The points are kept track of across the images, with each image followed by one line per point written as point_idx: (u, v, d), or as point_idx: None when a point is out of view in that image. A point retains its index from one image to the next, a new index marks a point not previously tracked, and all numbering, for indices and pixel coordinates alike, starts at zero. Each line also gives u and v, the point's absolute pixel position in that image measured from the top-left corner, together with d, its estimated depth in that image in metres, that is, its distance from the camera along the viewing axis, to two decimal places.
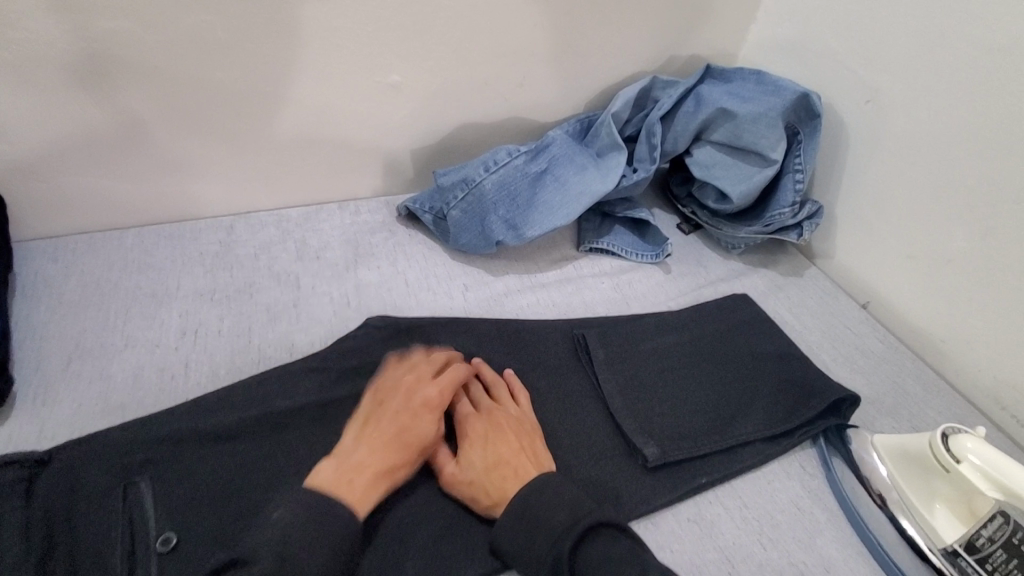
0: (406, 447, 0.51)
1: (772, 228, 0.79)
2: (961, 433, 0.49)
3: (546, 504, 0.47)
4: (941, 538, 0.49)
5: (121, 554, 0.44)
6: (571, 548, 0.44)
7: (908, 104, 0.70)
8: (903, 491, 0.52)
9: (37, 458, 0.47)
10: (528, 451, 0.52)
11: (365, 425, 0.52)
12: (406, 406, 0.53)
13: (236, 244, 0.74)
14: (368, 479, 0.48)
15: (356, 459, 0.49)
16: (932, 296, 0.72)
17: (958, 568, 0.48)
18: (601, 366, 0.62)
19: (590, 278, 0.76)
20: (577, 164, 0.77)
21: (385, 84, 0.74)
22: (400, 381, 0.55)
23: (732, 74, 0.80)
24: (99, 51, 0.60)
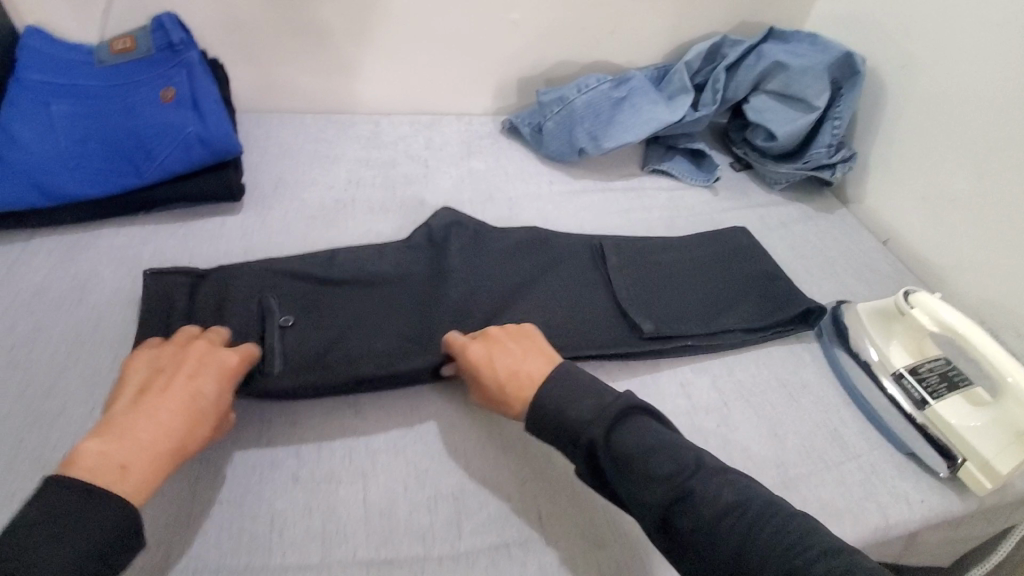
0: (192, 420, 0.48)
1: (809, 166, 0.94)
2: (920, 290, 0.65)
3: (577, 396, 0.53)
4: (891, 365, 0.66)
5: (257, 328, 0.60)
6: (605, 437, 0.51)
7: (938, 67, 0.84)
8: (870, 336, 0.68)
9: (200, 272, 0.63)
10: (536, 352, 0.58)
11: (142, 389, 0.49)
12: (183, 376, 0.50)
13: (382, 133, 0.97)
14: (150, 451, 0.45)
15: (127, 439, 0.45)
16: (938, 230, 0.87)
17: (900, 387, 0.65)
18: (628, 253, 0.76)
19: (650, 189, 0.95)
20: (651, 98, 0.95)
21: (507, 20, 0.95)
22: (170, 357, 0.52)
23: (790, 36, 0.96)
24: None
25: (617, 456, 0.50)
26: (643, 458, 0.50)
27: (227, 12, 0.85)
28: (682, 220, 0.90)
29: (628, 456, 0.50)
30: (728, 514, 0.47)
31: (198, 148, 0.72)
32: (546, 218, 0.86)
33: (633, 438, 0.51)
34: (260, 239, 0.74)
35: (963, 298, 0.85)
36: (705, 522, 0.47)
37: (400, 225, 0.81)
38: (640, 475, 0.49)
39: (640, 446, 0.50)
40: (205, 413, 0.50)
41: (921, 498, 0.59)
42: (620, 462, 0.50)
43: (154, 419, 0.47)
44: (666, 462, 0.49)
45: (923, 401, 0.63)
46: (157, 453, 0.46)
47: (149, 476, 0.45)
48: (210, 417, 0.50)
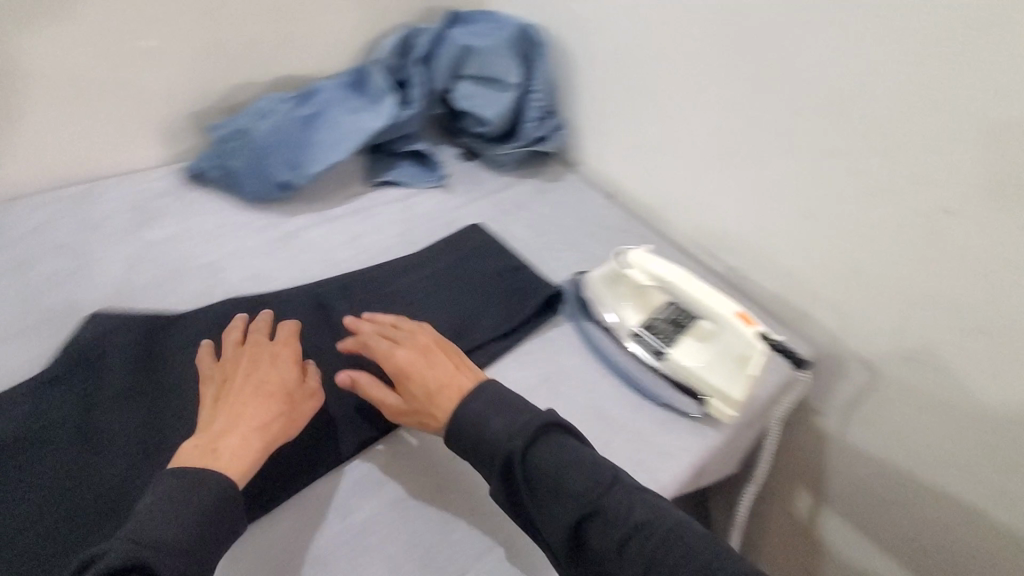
0: (284, 397, 0.55)
1: (527, 142, 0.95)
2: (633, 249, 0.68)
3: (495, 417, 0.53)
4: (627, 325, 0.69)
5: None
6: (523, 451, 0.50)
7: (602, 26, 0.89)
8: (607, 303, 0.70)
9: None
10: (447, 386, 0.57)
11: (253, 379, 0.56)
12: (246, 375, 0.56)
13: (5, 227, 0.73)
14: (240, 438, 0.51)
15: (219, 427, 0.52)
16: (646, 175, 0.94)
17: (641, 343, 0.68)
18: (356, 295, 0.71)
19: (379, 206, 0.87)
20: (348, 107, 0.86)
21: (140, 49, 0.77)
22: (254, 350, 0.59)
23: (470, 16, 0.94)
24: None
25: (534, 471, 0.50)
26: (559, 476, 0.49)
27: None
28: (418, 230, 0.84)
29: (542, 476, 0.49)
30: (633, 536, 0.46)
31: None
32: (258, 275, 0.73)
33: (549, 455, 0.50)
34: None
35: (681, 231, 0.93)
36: (609, 539, 0.47)
37: (50, 348, 0.61)
38: (554, 493, 0.48)
39: (559, 463, 0.50)
40: (287, 397, 0.56)
41: (684, 446, 0.62)
42: (535, 476, 0.50)
43: (241, 402, 0.54)
44: (577, 478, 0.49)
45: (661, 352, 0.66)
46: (253, 435, 0.52)
47: (253, 457, 0.51)
48: (296, 393, 0.57)
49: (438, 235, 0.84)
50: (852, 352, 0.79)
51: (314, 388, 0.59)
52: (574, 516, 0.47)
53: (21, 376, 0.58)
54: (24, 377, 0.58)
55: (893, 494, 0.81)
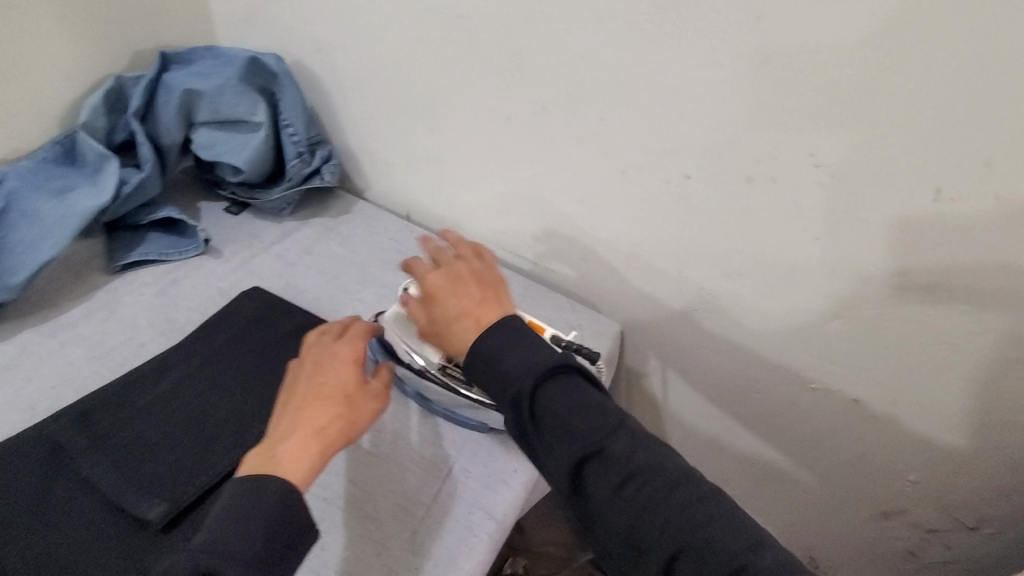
0: (343, 397, 0.52)
1: (297, 181, 0.86)
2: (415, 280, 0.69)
3: (514, 352, 0.49)
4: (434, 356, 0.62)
5: None
6: (531, 394, 0.47)
7: (342, 45, 0.83)
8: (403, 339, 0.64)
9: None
10: (467, 315, 0.53)
11: (317, 381, 0.53)
12: (317, 374, 0.54)
13: None
14: (295, 446, 0.49)
15: (279, 437, 0.49)
16: (435, 189, 0.90)
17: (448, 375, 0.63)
18: (101, 420, 0.58)
19: (128, 295, 0.73)
20: (51, 190, 0.72)
21: None
22: (317, 350, 0.56)
23: (191, 55, 0.82)
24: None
25: (540, 414, 0.47)
26: (568, 417, 0.46)
27: None
28: (184, 312, 0.72)
29: (551, 414, 0.46)
30: (642, 479, 0.45)
31: None
32: None
33: (562, 396, 0.47)
34: None
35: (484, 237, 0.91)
36: (611, 480, 0.45)
37: None
38: (565, 431, 0.46)
39: (564, 404, 0.47)
40: (346, 398, 0.53)
41: (513, 468, 0.64)
42: (542, 419, 0.47)
43: (301, 409, 0.51)
44: (586, 419, 0.46)
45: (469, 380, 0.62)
46: (309, 440, 0.49)
47: (310, 464, 0.49)
48: (354, 390, 0.53)
49: (210, 311, 0.73)
50: (659, 317, 0.83)
51: (376, 392, 0.55)
52: (580, 455, 0.45)
53: None
54: None
55: (720, 427, 0.89)
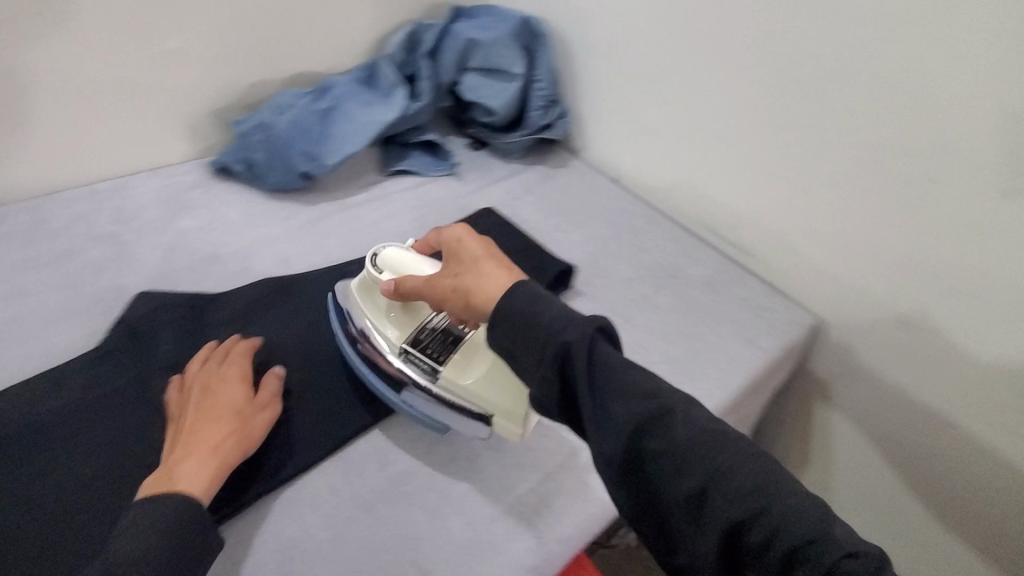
0: (238, 416, 0.54)
1: (533, 130, 0.99)
2: (387, 247, 0.62)
3: (541, 313, 0.47)
4: (394, 344, 0.61)
5: None
6: (580, 357, 0.44)
7: (600, 17, 0.92)
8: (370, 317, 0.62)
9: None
10: (496, 257, 0.53)
11: (206, 404, 0.54)
12: (201, 401, 0.54)
13: (47, 220, 0.78)
14: (192, 462, 0.50)
15: (175, 454, 0.51)
16: (649, 158, 0.97)
17: (409, 363, 0.60)
18: None
19: (394, 193, 0.91)
20: (362, 101, 0.90)
21: (163, 50, 0.81)
22: (205, 372, 0.57)
23: (475, 11, 0.98)
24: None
25: (599, 375, 0.45)
26: (628, 375, 0.45)
27: None
28: (434, 215, 0.88)
29: (610, 378, 0.44)
30: (704, 448, 0.42)
31: None
32: (284, 260, 0.78)
33: (612, 358, 0.45)
34: None
35: (686, 211, 0.96)
36: (669, 448, 0.42)
37: (95, 326, 0.65)
38: (621, 394, 0.44)
39: (626, 369, 0.45)
40: (236, 415, 0.54)
41: None
42: (601, 378, 0.44)
43: (192, 430, 0.52)
44: (639, 384, 0.44)
45: (434, 371, 0.59)
46: (204, 456, 0.51)
47: (210, 477, 0.50)
48: (245, 409, 0.55)
49: (452, 219, 0.88)
50: (853, 322, 0.82)
51: (264, 405, 0.57)
52: (632, 421, 0.43)
53: (74, 350, 0.62)
54: (71, 353, 0.62)
55: None
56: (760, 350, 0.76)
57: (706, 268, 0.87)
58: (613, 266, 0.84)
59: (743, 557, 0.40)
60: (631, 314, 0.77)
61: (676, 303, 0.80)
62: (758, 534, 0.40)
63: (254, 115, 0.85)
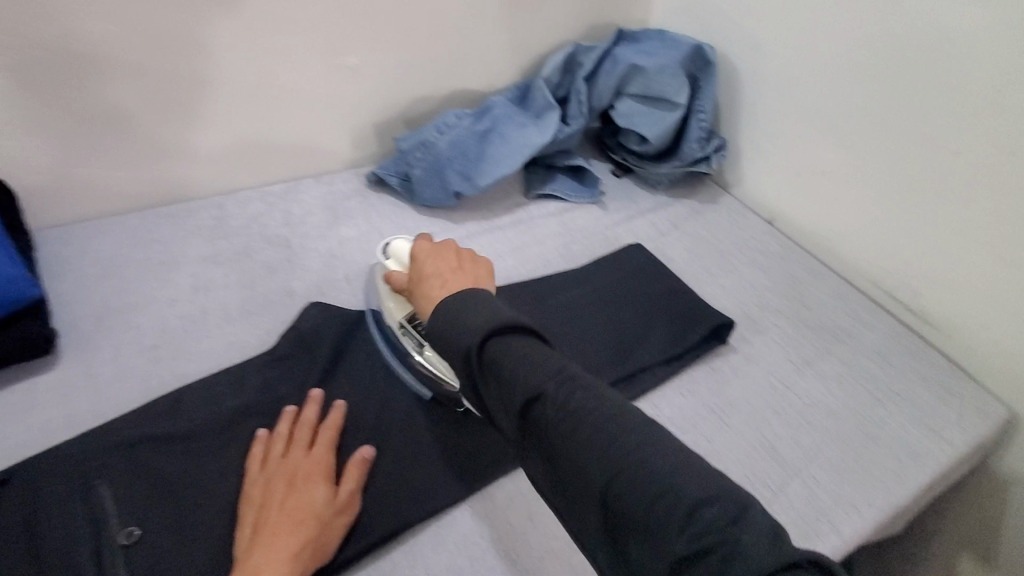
0: (319, 517, 0.49)
1: (686, 162, 0.94)
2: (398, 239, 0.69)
3: (473, 309, 0.48)
4: (394, 317, 0.64)
5: (86, 545, 0.47)
6: (482, 349, 0.45)
7: (782, 48, 0.85)
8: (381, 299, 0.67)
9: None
10: (437, 276, 0.56)
11: (289, 503, 0.49)
12: (286, 496, 0.50)
13: (228, 217, 0.85)
14: (270, 570, 0.45)
15: (255, 555, 0.46)
16: (816, 203, 0.89)
17: (405, 335, 0.63)
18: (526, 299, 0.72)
19: (539, 218, 0.90)
20: (518, 123, 0.90)
21: (343, 66, 0.86)
22: (291, 458, 0.52)
23: (639, 35, 0.95)
24: (84, 50, 0.69)
25: (492, 368, 0.45)
26: (512, 370, 0.44)
27: None
28: (578, 246, 0.85)
29: (499, 369, 0.45)
30: (590, 415, 0.42)
31: None
32: None
33: (513, 347, 0.45)
34: (85, 397, 0.60)
35: (854, 265, 0.87)
36: (557, 423, 0.42)
37: (267, 328, 0.69)
38: (511, 385, 0.43)
39: (514, 359, 0.45)
40: (317, 518, 0.49)
41: (869, 502, 0.60)
42: (495, 372, 0.45)
43: (273, 530, 0.47)
44: (522, 370, 0.43)
45: (421, 345, 0.62)
46: (283, 563, 0.45)
47: None
48: (325, 509, 0.50)
49: (597, 251, 0.85)
50: None
51: (348, 500, 0.52)
52: (524, 402, 0.43)
53: (251, 349, 0.66)
54: (245, 352, 0.66)
55: None
56: (947, 444, 0.66)
57: (879, 336, 0.77)
58: (771, 323, 0.77)
59: (626, 518, 0.39)
60: (793, 381, 0.69)
61: (845, 374, 0.71)
62: (632, 493, 0.39)
63: (417, 133, 0.87)
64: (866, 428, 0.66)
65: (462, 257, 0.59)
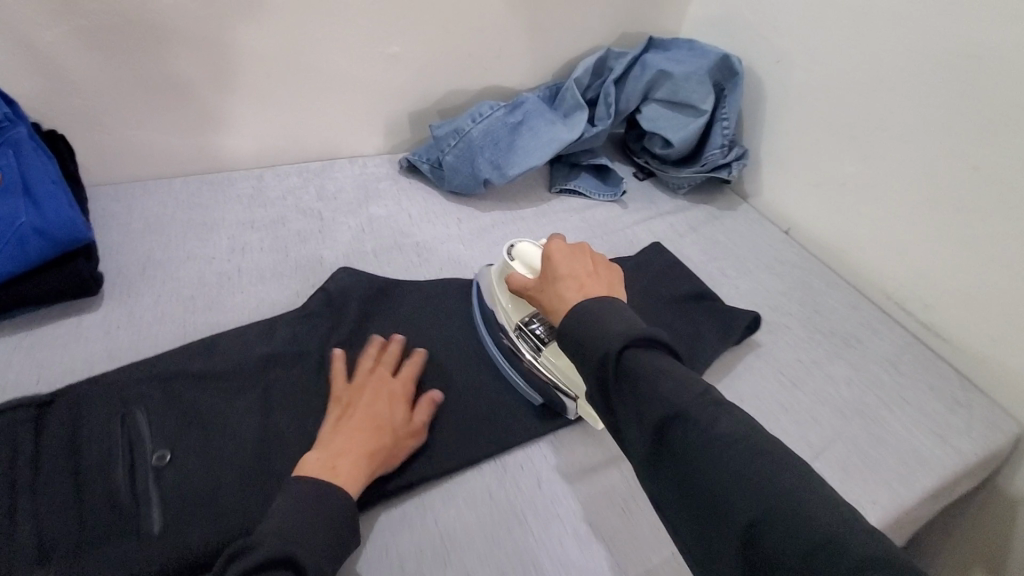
0: (394, 431, 0.55)
1: (707, 168, 0.97)
2: (520, 239, 0.68)
3: (610, 316, 0.48)
4: (511, 319, 0.65)
5: (118, 465, 0.50)
6: (619, 353, 0.45)
7: (808, 63, 0.88)
8: (497, 295, 0.68)
9: (43, 397, 0.53)
10: (574, 277, 0.56)
11: (371, 410, 0.55)
12: (371, 405, 0.56)
13: (266, 188, 0.89)
14: (351, 462, 0.51)
15: (338, 448, 0.52)
16: (833, 214, 0.91)
17: (523, 338, 0.64)
18: None
19: (561, 212, 0.93)
20: (548, 119, 0.94)
21: (387, 54, 0.90)
22: (375, 383, 0.58)
23: (669, 44, 0.99)
24: (152, 21, 0.74)
25: (628, 376, 0.45)
26: (650, 380, 0.43)
27: (55, 75, 0.73)
28: (597, 240, 0.89)
29: (633, 378, 0.44)
30: (742, 449, 0.40)
31: (31, 242, 0.60)
32: (455, 260, 0.83)
33: (650, 361, 0.45)
34: (125, 336, 0.63)
35: (867, 277, 0.89)
36: (697, 446, 0.41)
37: (297, 290, 0.73)
38: (645, 396, 0.43)
39: (650, 373, 0.44)
40: (393, 432, 0.55)
41: (874, 500, 0.61)
42: (629, 379, 0.44)
43: (355, 431, 0.53)
44: (668, 385, 0.43)
45: (539, 350, 0.63)
46: (361, 458, 0.52)
47: (362, 480, 0.51)
48: (401, 425, 0.56)
49: (616, 246, 0.88)
50: None
51: (422, 423, 0.58)
52: (662, 420, 0.43)
53: (280, 308, 0.70)
54: (275, 309, 0.70)
55: None
56: (954, 452, 0.67)
57: (889, 345, 0.79)
58: (783, 324, 0.79)
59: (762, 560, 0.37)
60: (801, 380, 0.71)
61: (853, 378, 0.73)
62: (769, 541, 0.37)
63: (450, 124, 0.91)
64: (873, 430, 0.67)
65: (596, 263, 0.60)
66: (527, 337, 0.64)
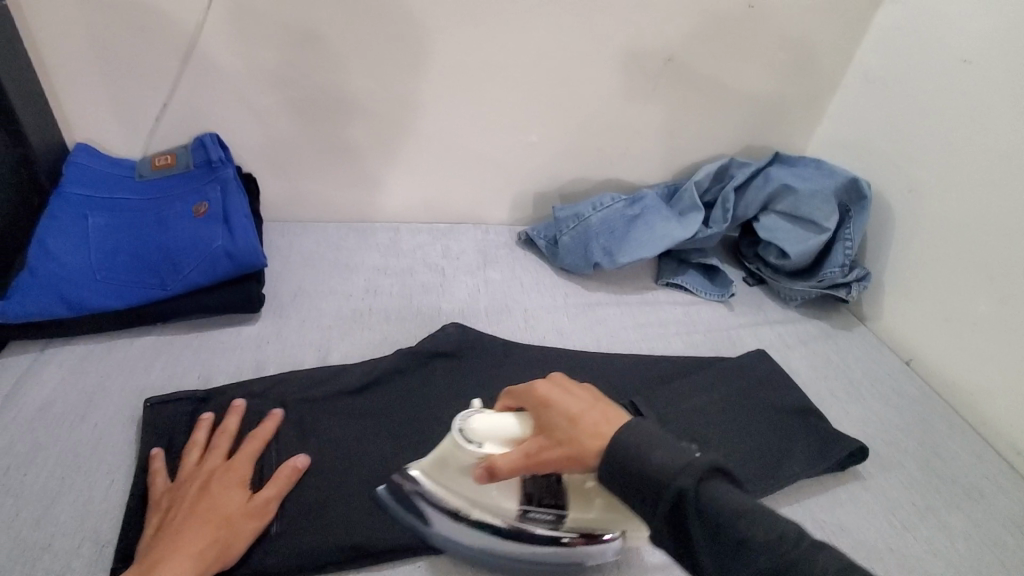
0: (224, 521, 0.53)
1: (824, 284, 0.95)
2: (468, 414, 0.57)
3: (664, 449, 0.45)
4: (509, 513, 0.57)
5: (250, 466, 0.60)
6: (692, 488, 0.42)
7: (941, 197, 0.87)
8: (459, 491, 0.58)
9: (201, 396, 0.65)
10: (586, 412, 0.51)
11: (201, 506, 0.53)
12: (197, 500, 0.54)
13: (400, 241, 1.00)
14: (170, 565, 0.49)
15: (157, 554, 0.50)
16: (961, 353, 0.85)
17: (529, 522, 0.57)
18: (637, 389, 0.77)
19: (666, 304, 0.95)
20: (664, 215, 0.98)
21: (526, 142, 1.01)
22: (207, 470, 0.57)
23: (795, 161, 1.01)
24: (344, 98, 0.90)
25: (710, 513, 0.42)
26: (733, 516, 0.41)
27: (263, 132, 0.91)
28: (700, 336, 0.89)
29: (716, 516, 0.41)
30: None
31: (224, 262, 0.73)
32: (560, 333, 0.87)
33: (723, 494, 0.42)
34: (272, 353, 0.73)
35: (997, 428, 0.81)
36: None
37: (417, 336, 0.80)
38: (740, 538, 0.41)
39: (731, 505, 0.42)
40: (226, 520, 0.53)
41: None
42: (713, 518, 0.41)
43: (180, 528, 0.51)
44: (758, 527, 0.41)
45: (557, 520, 0.57)
46: (185, 553, 0.50)
47: None
48: (232, 511, 0.54)
49: (718, 346, 0.88)
50: None
51: (265, 504, 0.56)
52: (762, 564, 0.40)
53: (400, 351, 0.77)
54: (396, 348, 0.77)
55: None
56: None
57: (1014, 504, 0.71)
58: (894, 459, 0.74)
59: None
60: (911, 524, 0.66)
61: (969, 530, 0.66)
62: None
63: (570, 207, 0.98)
64: None
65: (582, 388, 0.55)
66: (534, 517, 0.57)
